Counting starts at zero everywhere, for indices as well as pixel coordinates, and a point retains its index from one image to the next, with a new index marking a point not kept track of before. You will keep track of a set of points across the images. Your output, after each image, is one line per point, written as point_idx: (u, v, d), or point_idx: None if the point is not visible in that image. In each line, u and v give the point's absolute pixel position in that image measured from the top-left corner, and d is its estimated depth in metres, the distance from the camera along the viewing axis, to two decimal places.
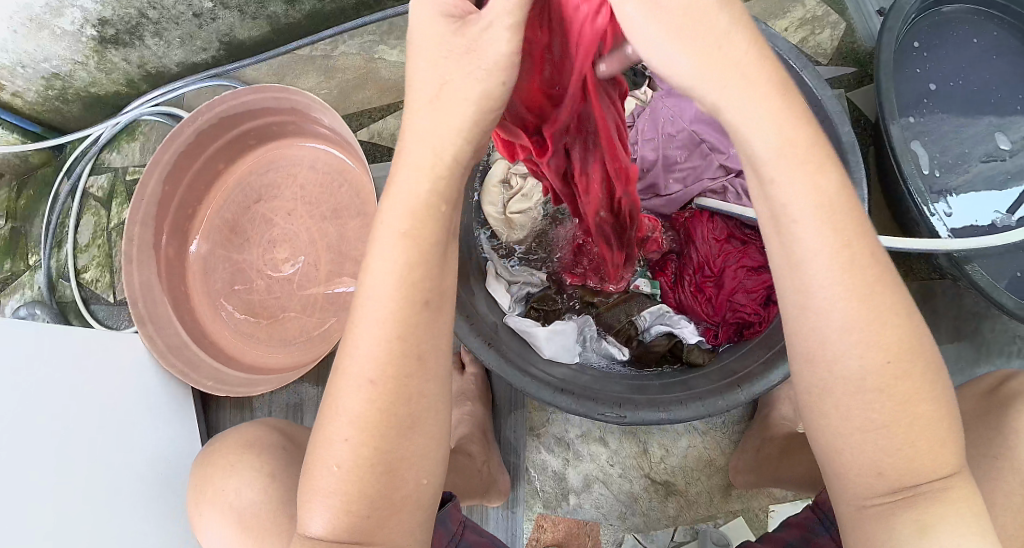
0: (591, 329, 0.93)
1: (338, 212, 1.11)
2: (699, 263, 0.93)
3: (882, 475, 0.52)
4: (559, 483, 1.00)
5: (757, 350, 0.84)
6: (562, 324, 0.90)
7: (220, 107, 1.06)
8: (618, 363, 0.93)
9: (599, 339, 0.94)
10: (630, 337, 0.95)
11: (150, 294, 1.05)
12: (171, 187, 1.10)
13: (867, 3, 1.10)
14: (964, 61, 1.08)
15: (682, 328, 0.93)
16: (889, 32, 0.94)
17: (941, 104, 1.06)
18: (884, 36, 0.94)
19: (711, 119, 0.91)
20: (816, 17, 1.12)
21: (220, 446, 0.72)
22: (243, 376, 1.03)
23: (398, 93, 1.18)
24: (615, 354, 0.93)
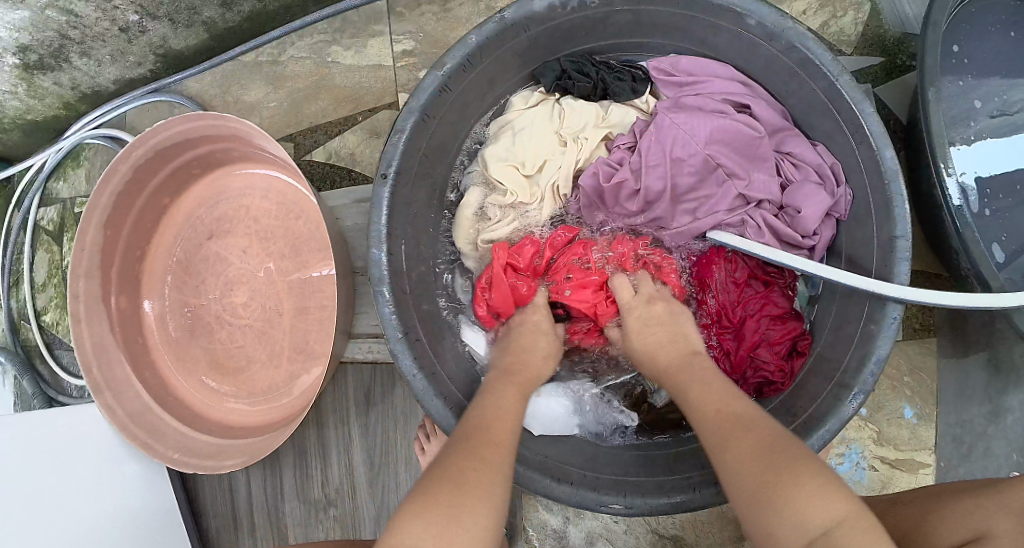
0: (589, 395, 0.86)
1: (297, 249, 0.98)
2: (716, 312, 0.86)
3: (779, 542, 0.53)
4: (560, 542, 0.92)
5: (778, 418, 0.81)
6: (561, 394, 0.84)
7: (153, 140, 0.92)
8: (627, 432, 0.85)
9: (602, 405, 0.86)
10: (639, 401, 0.89)
11: (105, 355, 0.96)
12: (114, 231, 0.98)
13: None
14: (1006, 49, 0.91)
15: None
16: (934, 27, 0.79)
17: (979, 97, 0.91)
18: (928, 31, 0.80)
19: (727, 140, 0.84)
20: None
21: None
22: (214, 444, 0.95)
23: (356, 102, 1.01)
24: (621, 421, 0.86)
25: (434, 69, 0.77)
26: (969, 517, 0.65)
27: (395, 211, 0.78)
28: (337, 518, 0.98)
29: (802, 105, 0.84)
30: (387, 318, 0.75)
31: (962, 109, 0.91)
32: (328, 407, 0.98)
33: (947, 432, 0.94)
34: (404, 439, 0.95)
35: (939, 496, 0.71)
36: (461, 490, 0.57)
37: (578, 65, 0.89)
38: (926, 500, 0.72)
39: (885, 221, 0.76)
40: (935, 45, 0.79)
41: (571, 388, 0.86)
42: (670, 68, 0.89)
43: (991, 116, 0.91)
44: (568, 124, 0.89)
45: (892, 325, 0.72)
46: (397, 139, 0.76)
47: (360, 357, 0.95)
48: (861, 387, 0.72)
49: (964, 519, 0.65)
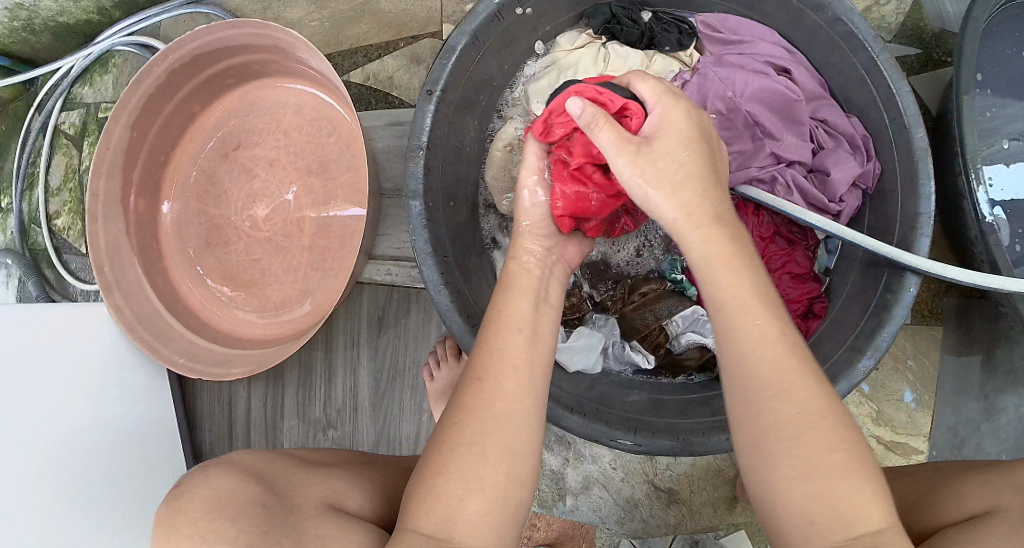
0: (615, 334, 0.86)
1: (325, 166, 0.99)
2: None
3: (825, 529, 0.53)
4: (557, 482, 0.92)
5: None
6: (589, 335, 0.83)
7: (193, 44, 0.92)
8: (641, 371, 0.86)
9: (622, 346, 0.86)
10: (658, 343, 0.85)
11: (118, 256, 0.95)
12: (140, 133, 0.97)
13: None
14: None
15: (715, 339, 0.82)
16: (974, 23, 0.82)
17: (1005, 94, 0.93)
18: (967, 27, 0.82)
19: (766, 102, 0.86)
20: None
21: (191, 487, 0.59)
22: (220, 353, 0.94)
23: (398, 28, 1.01)
24: (639, 363, 0.85)
25: None
26: (980, 492, 0.64)
27: (437, 130, 0.79)
28: (337, 440, 0.98)
29: (842, 79, 0.86)
30: (417, 233, 0.75)
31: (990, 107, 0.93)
32: (339, 328, 0.98)
33: (943, 421, 0.95)
34: (413, 365, 0.96)
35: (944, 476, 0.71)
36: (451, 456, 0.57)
37: (626, 10, 0.90)
38: (933, 476, 0.72)
39: (909, 198, 0.78)
40: (974, 39, 0.81)
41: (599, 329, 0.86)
42: (718, 24, 0.90)
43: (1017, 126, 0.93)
44: (612, 68, 0.90)
45: (908, 295, 0.74)
46: (445, 57, 0.76)
47: (379, 279, 0.96)
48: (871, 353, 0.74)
49: (976, 493, 0.65)
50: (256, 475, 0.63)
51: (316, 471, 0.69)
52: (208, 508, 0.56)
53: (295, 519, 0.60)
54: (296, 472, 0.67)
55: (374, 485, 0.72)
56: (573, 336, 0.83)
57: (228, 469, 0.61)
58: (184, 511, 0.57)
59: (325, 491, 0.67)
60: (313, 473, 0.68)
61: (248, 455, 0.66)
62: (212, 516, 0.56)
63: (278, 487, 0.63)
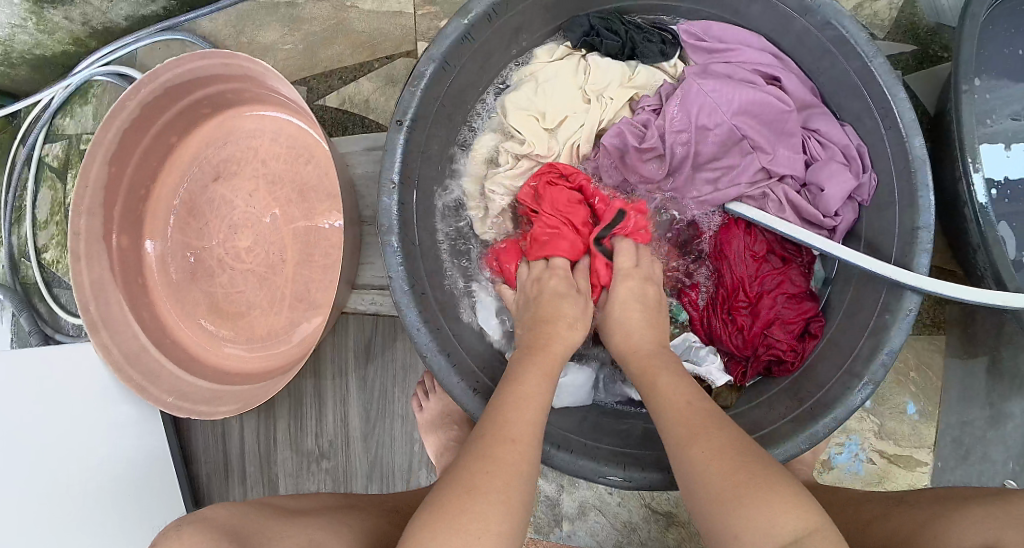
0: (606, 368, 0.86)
1: (304, 193, 0.97)
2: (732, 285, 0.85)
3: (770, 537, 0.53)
4: (552, 508, 0.91)
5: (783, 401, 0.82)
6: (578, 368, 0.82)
7: (163, 77, 0.90)
8: (636, 399, 0.85)
9: (614, 376, 0.85)
10: None
11: (102, 294, 0.94)
12: (118, 168, 0.96)
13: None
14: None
15: (709, 367, 0.84)
16: (971, 19, 0.78)
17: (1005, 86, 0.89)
18: (964, 23, 0.78)
19: (756, 113, 0.82)
20: None
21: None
22: (208, 390, 0.94)
23: (373, 47, 0.98)
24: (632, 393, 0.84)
25: (459, 16, 0.74)
26: (981, 526, 0.61)
27: (410, 160, 0.76)
28: (330, 471, 0.97)
29: (833, 85, 0.82)
30: (393, 268, 0.74)
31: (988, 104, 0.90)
32: (326, 362, 0.97)
33: (949, 432, 0.92)
34: (402, 394, 0.95)
35: (943, 504, 0.68)
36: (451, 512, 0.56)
37: (607, 21, 0.87)
38: (932, 503, 0.69)
39: (908, 212, 0.75)
40: (972, 38, 0.78)
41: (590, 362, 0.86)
42: (701, 32, 0.87)
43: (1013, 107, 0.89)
44: (593, 79, 0.86)
45: (907, 315, 0.72)
46: (414, 84, 0.74)
47: (364, 308, 0.95)
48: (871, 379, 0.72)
49: (976, 527, 0.62)
50: (230, 531, 0.63)
51: (296, 520, 0.69)
52: None
53: None
54: (275, 523, 0.67)
55: (357, 530, 0.71)
56: (562, 370, 0.82)
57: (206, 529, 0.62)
58: None
59: (304, 538, 0.66)
60: (292, 521, 0.68)
61: (226, 509, 0.66)
62: None
63: (251, 541, 0.63)
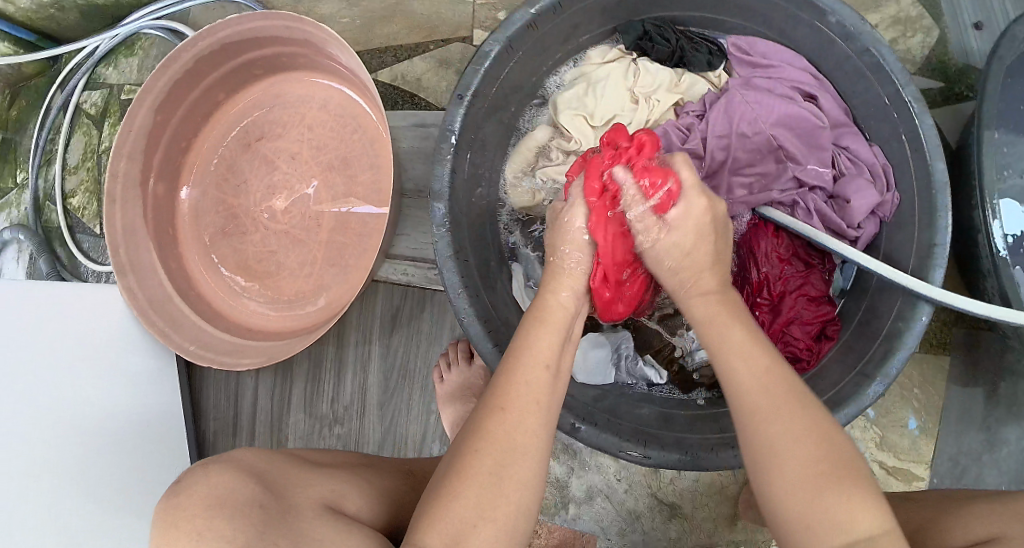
0: (627, 347, 0.88)
1: (347, 163, 0.99)
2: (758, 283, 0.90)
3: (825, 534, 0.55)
4: (560, 490, 0.93)
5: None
6: (597, 344, 0.86)
7: (222, 33, 0.92)
8: (655, 386, 0.88)
9: (635, 360, 0.88)
10: (671, 359, 0.89)
11: (133, 239, 0.95)
12: (164, 117, 0.98)
13: (963, 15, 1.00)
14: None
15: None
16: (999, 61, 0.86)
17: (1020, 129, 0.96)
18: (993, 63, 0.86)
19: (793, 127, 0.87)
20: (910, 19, 1.01)
21: (190, 486, 0.57)
22: (230, 343, 0.95)
23: (429, 31, 1.00)
24: (651, 377, 0.87)
25: (527, 5, 0.78)
26: (986, 514, 0.66)
27: (465, 134, 0.79)
28: (341, 437, 0.98)
29: (865, 107, 0.87)
30: (439, 233, 0.76)
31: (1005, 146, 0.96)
32: (351, 325, 0.98)
33: (946, 451, 0.97)
34: (423, 367, 0.96)
35: (939, 505, 0.72)
36: (463, 481, 0.59)
37: (660, 29, 0.91)
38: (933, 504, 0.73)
39: (927, 227, 0.80)
40: (998, 76, 0.86)
41: (611, 337, 0.88)
42: (748, 47, 0.91)
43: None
44: (641, 83, 0.90)
45: (920, 323, 0.77)
46: (479, 63, 0.77)
47: (394, 279, 0.96)
48: (880, 380, 0.76)
49: (982, 515, 0.66)
50: (256, 474, 0.62)
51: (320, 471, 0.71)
52: (208, 505, 0.55)
53: (296, 520, 0.60)
54: (296, 477, 0.67)
55: (373, 492, 0.72)
56: (584, 345, 0.86)
57: (235, 468, 0.61)
58: (182, 510, 0.55)
59: (323, 492, 0.66)
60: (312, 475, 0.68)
61: (248, 456, 0.65)
62: (212, 511, 0.55)
63: (276, 489, 0.62)
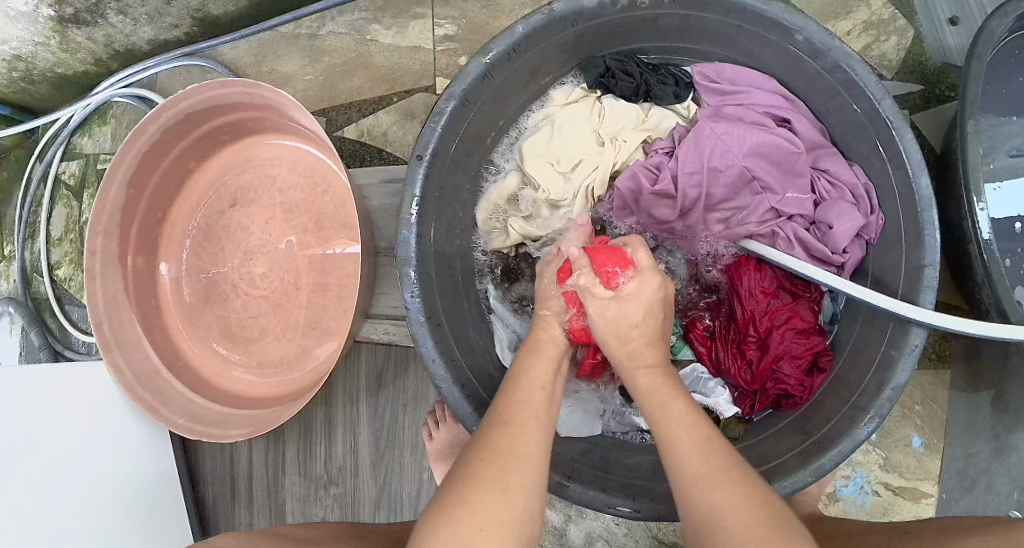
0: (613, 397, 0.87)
1: (321, 223, 0.98)
2: (742, 321, 0.87)
3: (700, 498, 0.58)
4: (560, 538, 0.92)
5: (791, 434, 0.85)
6: (582, 397, 0.85)
7: (185, 103, 0.92)
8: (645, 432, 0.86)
9: (623, 409, 0.86)
10: None
11: (116, 314, 0.96)
12: (136, 190, 0.98)
13: (936, 11, 0.98)
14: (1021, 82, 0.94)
15: (718, 398, 0.87)
16: (977, 62, 0.82)
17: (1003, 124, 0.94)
18: (971, 64, 0.83)
19: (766, 155, 0.85)
20: (881, 22, 0.99)
21: None
22: (218, 412, 0.95)
23: (392, 81, 1.00)
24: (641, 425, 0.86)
25: (479, 55, 0.76)
26: None
27: (428, 194, 0.78)
28: (338, 496, 0.98)
29: (841, 127, 0.85)
30: (410, 297, 0.75)
31: (993, 143, 0.94)
32: (338, 387, 0.98)
33: (952, 465, 0.97)
34: (412, 422, 0.96)
35: (941, 540, 0.71)
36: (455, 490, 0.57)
37: (622, 63, 0.88)
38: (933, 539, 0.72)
39: (914, 249, 0.78)
40: (978, 78, 0.83)
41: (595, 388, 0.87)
42: (714, 74, 0.89)
43: (1013, 142, 0.94)
44: (607, 124, 0.89)
45: (913, 349, 0.75)
46: (436, 121, 0.76)
47: (376, 338, 0.95)
48: (863, 427, 0.75)
49: None
50: None
51: None
52: None
53: None
54: None
55: None
56: (568, 400, 0.85)
57: None
58: None
59: None
60: None
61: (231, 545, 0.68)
62: None
63: None
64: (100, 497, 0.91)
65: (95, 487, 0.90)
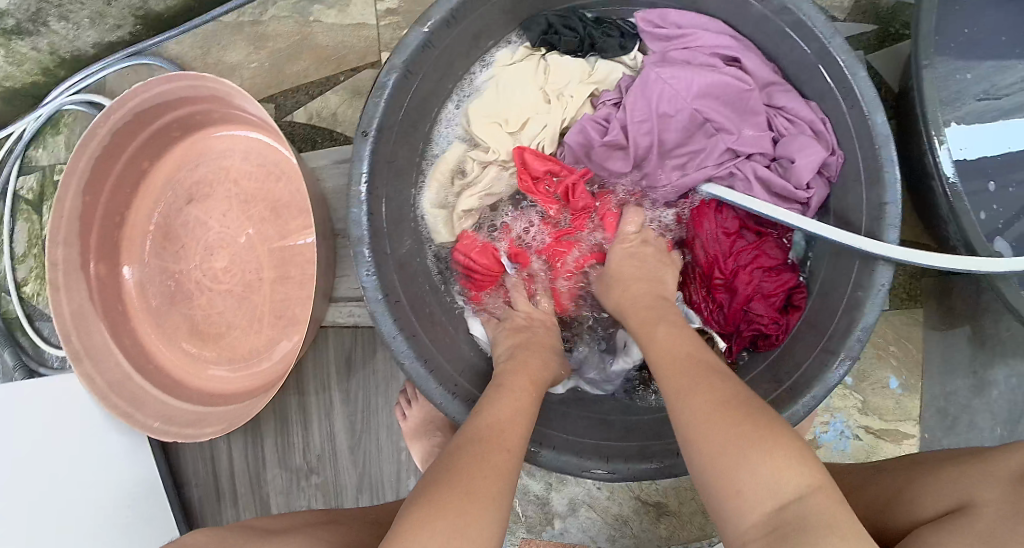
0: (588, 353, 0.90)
1: (277, 211, 0.97)
2: (708, 263, 0.87)
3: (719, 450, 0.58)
4: (543, 507, 0.91)
5: (765, 382, 0.84)
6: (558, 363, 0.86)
7: (133, 103, 0.90)
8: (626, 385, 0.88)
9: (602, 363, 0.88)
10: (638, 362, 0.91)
11: (85, 323, 0.95)
12: (93, 196, 0.97)
13: None
14: (976, 14, 0.92)
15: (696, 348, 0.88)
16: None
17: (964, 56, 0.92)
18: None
19: (718, 95, 0.83)
20: None
21: None
22: (192, 411, 0.95)
23: (338, 62, 0.99)
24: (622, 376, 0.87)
25: (418, 24, 0.74)
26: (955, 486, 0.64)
27: (377, 167, 0.77)
28: (319, 485, 0.97)
29: (794, 66, 0.83)
30: (365, 273, 0.74)
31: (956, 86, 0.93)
32: (308, 374, 0.97)
33: (932, 403, 0.97)
34: (385, 404, 0.95)
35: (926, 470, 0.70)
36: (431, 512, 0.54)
37: (566, 19, 0.87)
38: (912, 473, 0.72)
39: (874, 186, 0.76)
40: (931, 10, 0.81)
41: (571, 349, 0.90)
42: (659, 20, 0.87)
43: (979, 84, 0.93)
44: (553, 79, 0.88)
45: (880, 288, 0.74)
46: (377, 96, 0.74)
47: (342, 321, 0.96)
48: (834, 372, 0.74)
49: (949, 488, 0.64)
50: None
51: (269, 538, 0.70)
52: None
53: None
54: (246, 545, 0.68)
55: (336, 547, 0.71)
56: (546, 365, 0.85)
57: None
58: None
59: None
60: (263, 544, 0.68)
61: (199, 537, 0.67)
62: None
63: None
64: (91, 508, 0.89)
65: (84, 498, 0.89)
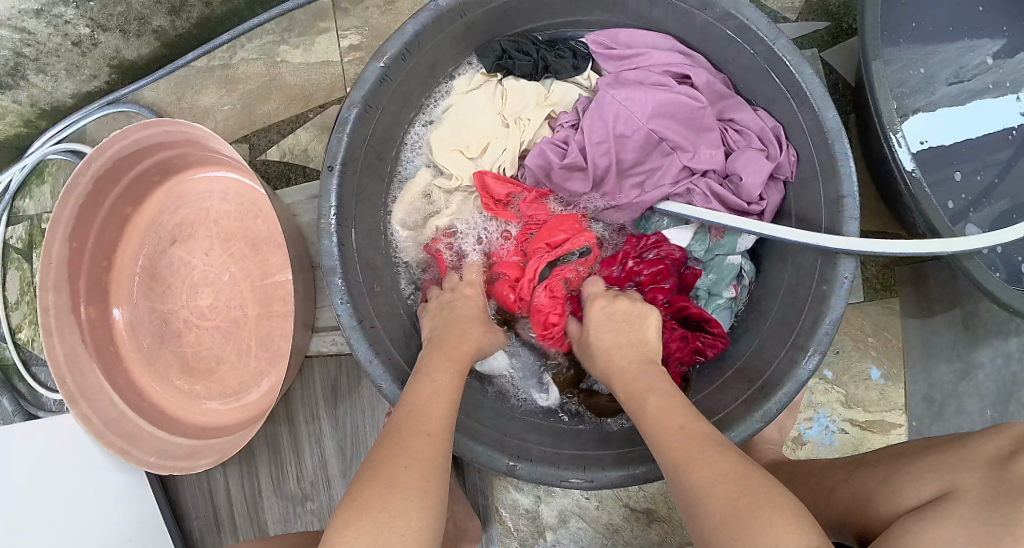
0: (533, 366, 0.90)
1: (257, 247, 1.00)
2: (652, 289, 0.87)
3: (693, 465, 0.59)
4: (534, 520, 0.93)
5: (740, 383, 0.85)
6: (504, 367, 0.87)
7: (112, 150, 0.93)
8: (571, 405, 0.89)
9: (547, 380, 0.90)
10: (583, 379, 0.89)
11: (78, 367, 0.97)
12: (79, 243, 0.99)
13: None
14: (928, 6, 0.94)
15: None
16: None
17: (918, 48, 0.94)
18: None
19: (671, 114, 0.85)
20: None
21: None
22: (187, 445, 0.97)
23: (306, 99, 1.02)
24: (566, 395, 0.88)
25: (374, 60, 0.77)
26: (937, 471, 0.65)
27: (345, 199, 0.79)
28: (314, 511, 0.99)
29: (741, 73, 0.85)
30: (340, 303, 0.76)
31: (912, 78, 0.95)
32: (297, 402, 0.99)
33: (916, 391, 0.98)
34: (373, 429, 0.97)
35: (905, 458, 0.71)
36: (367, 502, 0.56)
37: (518, 43, 0.89)
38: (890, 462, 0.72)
39: (831, 182, 0.77)
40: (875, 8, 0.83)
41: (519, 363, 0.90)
42: (610, 42, 0.90)
43: (948, 70, 0.94)
44: (509, 104, 0.91)
45: (844, 281, 0.75)
46: (340, 131, 0.76)
47: (326, 350, 0.98)
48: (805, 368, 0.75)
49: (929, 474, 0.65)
50: None
51: None
52: None
53: None
54: None
55: None
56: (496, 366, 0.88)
57: None
58: None
59: None
60: None
61: None
62: None
63: None
64: None
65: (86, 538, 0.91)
